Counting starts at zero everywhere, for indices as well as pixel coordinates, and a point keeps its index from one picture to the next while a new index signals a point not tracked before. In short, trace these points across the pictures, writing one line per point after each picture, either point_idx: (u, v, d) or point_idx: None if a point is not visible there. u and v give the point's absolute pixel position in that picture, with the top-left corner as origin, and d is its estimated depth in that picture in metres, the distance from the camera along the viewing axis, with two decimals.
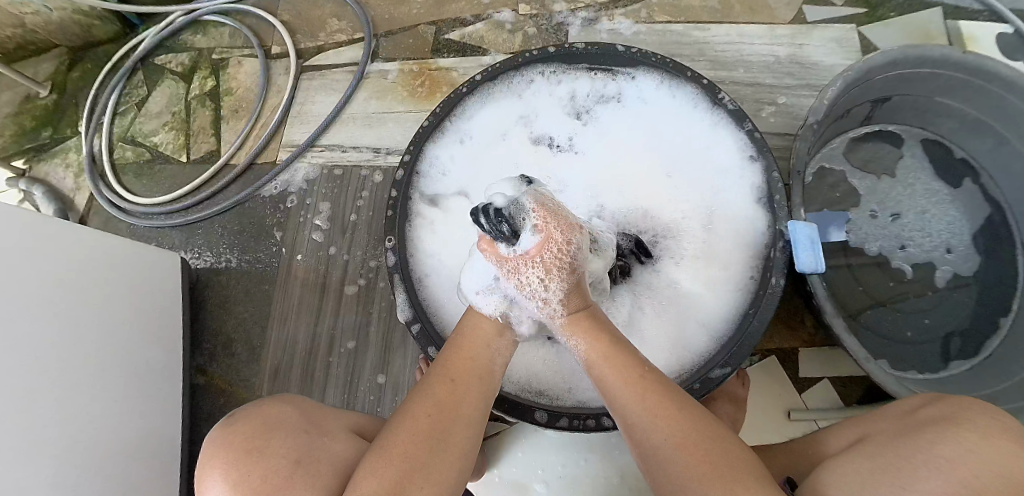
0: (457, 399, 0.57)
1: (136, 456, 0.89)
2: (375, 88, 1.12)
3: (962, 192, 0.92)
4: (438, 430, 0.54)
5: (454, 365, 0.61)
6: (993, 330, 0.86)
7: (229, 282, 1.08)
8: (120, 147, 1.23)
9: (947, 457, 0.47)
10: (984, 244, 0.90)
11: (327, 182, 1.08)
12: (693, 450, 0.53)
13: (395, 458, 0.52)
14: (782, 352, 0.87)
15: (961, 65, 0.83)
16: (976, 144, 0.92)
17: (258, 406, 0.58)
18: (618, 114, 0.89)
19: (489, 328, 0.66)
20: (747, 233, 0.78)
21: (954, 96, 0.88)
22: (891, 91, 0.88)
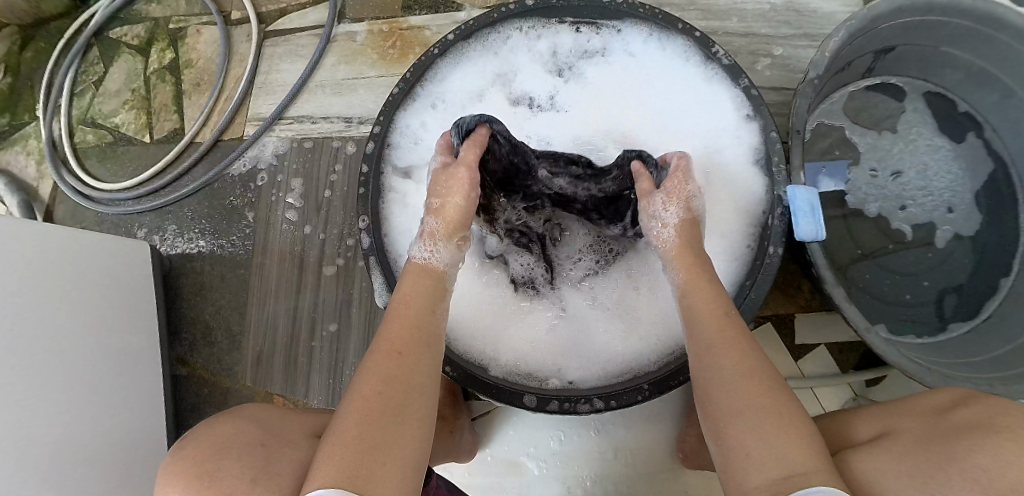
0: (404, 371, 0.53)
1: (128, 457, 0.87)
2: (343, 52, 1.05)
3: (964, 147, 0.87)
4: (388, 406, 0.51)
5: (398, 330, 0.56)
6: (992, 293, 0.82)
7: (204, 269, 1.04)
8: (81, 131, 1.16)
9: (983, 465, 0.46)
10: (986, 200, 0.86)
11: (299, 156, 1.02)
12: (770, 392, 0.51)
13: (350, 444, 0.48)
14: (778, 318, 0.84)
15: (970, 13, 0.76)
16: (980, 97, 0.86)
17: (210, 428, 0.57)
18: (604, 70, 0.82)
19: (430, 290, 0.61)
20: (744, 197, 0.74)
21: (961, 46, 0.82)
22: (894, 41, 0.82)
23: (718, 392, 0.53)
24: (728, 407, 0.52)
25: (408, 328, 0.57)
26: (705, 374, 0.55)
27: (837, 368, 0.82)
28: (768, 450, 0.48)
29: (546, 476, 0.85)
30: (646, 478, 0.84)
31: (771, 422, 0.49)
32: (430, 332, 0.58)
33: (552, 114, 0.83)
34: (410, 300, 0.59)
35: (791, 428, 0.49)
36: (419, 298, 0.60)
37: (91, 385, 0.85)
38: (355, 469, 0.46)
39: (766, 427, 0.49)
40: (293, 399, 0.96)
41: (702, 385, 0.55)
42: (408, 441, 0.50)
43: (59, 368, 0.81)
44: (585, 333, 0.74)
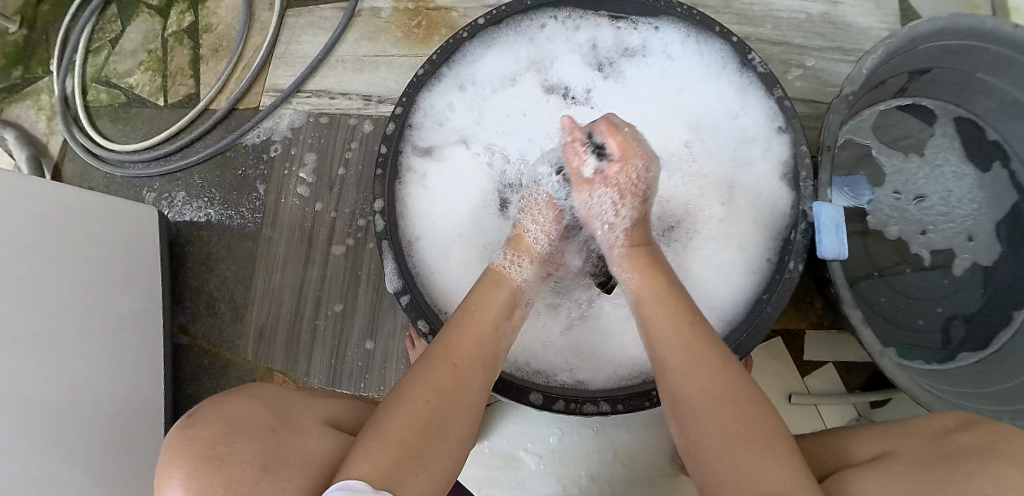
0: (461, 385, 0.54)
1: (124, 424, 0.87)
2: (367, 28, 1.03)
3: (990, 176, 0.86)
4: (438, 417, 0.51)
5: (462, 343, 0.57)
6: (1005, 323, 0.82)
7: (211, 239, 1.03)
8: (94, 89, 1.15)
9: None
10: (1007, 232, 0.85)
11: (314, 131, 1.01)
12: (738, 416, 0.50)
13: (392, 440, 0.48)
14: (787, 333, 0.83)
15: (1011, 41, 0.75)
16: (1011, 128, 0.85)
17: (220, 403, 0.56)
18: (643, 71, 0.81)
19: (499, 306, 0.61)
20: (769, 210, 0.73)
21: (996, 74, 0.81)
22: (932, 63, 0.81)
23: (690, 420, 0.52)
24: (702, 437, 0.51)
25: (473, 341, 0.57)
26: (672, 400, 0.54)
27: (843, 388, 0.82)
28: (746, 481, 0.47)
29: (543, 473, 0.85)
30: (643, 481, 0.84)
31: (746, 452, 0.49)
32: (492, 351, 0.58)
33: (586, 109, 0.81)
34: (479, 313, 0.60)
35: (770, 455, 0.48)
36: (485, 310, 0.60)
37: (92, 349, 0.84)
38: (393, 466, 0.46)
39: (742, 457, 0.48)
40: (294, 377, 0.95)
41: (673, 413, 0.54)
42: (443, 463, 0.50)
43: (62, 331, 0.80)
44: (598, 335, 0.73)
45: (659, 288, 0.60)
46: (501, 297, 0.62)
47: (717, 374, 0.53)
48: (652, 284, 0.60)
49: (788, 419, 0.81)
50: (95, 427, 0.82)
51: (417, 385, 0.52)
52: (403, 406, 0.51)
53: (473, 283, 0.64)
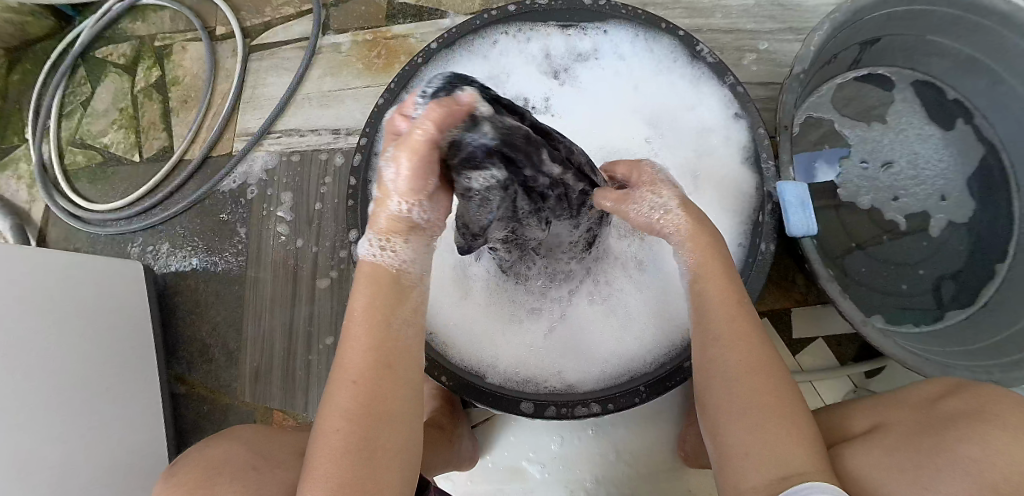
0: (378, 398, 0.50)
1: (129, 479, 0.87)
2: (329, 63, 1.05)
3: (954, 134, 0.87)
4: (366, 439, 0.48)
5: (361, 354, 0.50)
6: (988, 277, 0.82)
7: (198, 286, 1.04)
8: (70, 152, 1.16)
9: (975, 457, 0.46)
10: (978, 187, 0.86)
11: (288, 170, 1.02)
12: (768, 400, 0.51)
13: (328, 479, 0.47)
14: (774, 314, 0.83)
15: (955, 1, 0.77)
16: (969, 86, 0.86)
17: (201, 453, 0.56)
18: (596, 73, 0.82)
19: (387, 291, 0.52)
20: (736, 195, 0.74)
21: (946, 34, 0.82)
22: (882, 31, 0.82)
23: (722, 390, 0.53)
24: (732, 409, 0.52)
25: (376, 346, 0.51)
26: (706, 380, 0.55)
27: (834, 362, 0.82)
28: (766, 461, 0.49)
29: (549, 481, 0.85)
30: (648, 478, 0.84)
31: (776, 424, 0.50)
32: (402, 345, 0.52)
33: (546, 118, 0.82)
34: (367, 311, 0.51)
35: (796, 430, 0.50)
36: (384, 304, 0.52)
37: (93, 408, 0.85)
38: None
39: (771, 429, 0.50)
40: (294, 414, 0.95)
41: (703, 383, 0.55)
42: (388, 476, 0.49)
43: (61, 393, 0.81)
44: (583, 337, 0.74)
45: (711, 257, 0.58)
46: (389, 281, 0.52)
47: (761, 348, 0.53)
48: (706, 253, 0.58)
49: None
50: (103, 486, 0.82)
51: (334, 413, 0.49)
52: (327, 440, 0.49)
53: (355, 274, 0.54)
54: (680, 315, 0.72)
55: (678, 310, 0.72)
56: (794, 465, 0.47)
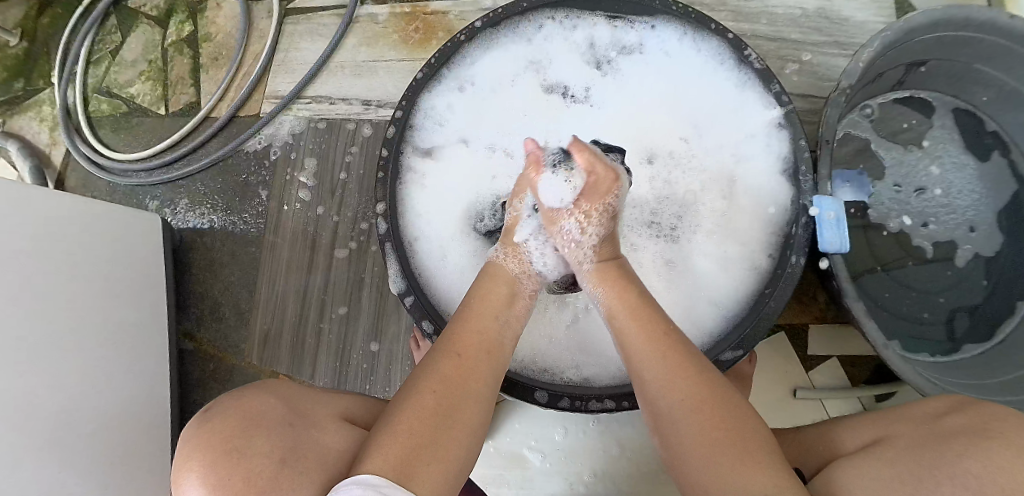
0: (468, 376, 0.54)
1: (130, 428, 0.87)
2: (365, 33, 1.04)
3: (989, 165, 0.86)
4: (445, 407, 0.51)
5: (467, 334, 0.57)
6: (1009, 314, 0.82)
7: (215, 245, 1.03)
8: (96, 100, 1.16)
9: (972, 473, 0.46)
10: (1008, 221, 0.85)
11: (314, 137, 1.01)
12: (722, 429, 0.50)
13: (398, 434, 0.48)
14: (792, 328, 0.83)
15: (1007, 31, 0.75)
16: (1010, 117, 0.85)
17: (234, 399, 0.55)
18: (639, 69, 0.82)
19: (501, 297, 0.62)
20: (767, 206, 0.73)
21: (994, 64, 0.81)
22: (929, 55, 0.81)
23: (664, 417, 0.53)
24: (675, 429, 0.52)
25: (477, 332, 0.58)
26: (654, 414, 0.54)
27: (846, 381, 0.82)
28: (736, 487, 0.47)
29: (550, 471, 0.86)
30: (650, 478, 0.84)
31: (723, 443, 0.50)
32: (498, 343, 0.58)
33: (585, 107, 0.82)
34: (479, 308, 0.60)
35: (757, 454, 0.49)
36: (499, 298, 0.62)
37: (97, 358, 0.85)
38: (401, 455, 0.46)
39: (727, 450, 0.49)
40: (300, 381, 0.95)
41: (654, 421, 0.54)
42: (456, 451, 0.50)
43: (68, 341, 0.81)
44: (602, 333, 0.73)
45: (627, 300, 0.60)
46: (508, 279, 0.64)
47: (699, 381, 0.53)
48: (621, 297, 0.61)
49: (794, 413, 0.81)
50: (104, 437, 0.82)
51: (422, 378, 0.53)
52: (412, 399, 0.51)
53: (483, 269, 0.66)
54: (703, 320, 0.72)
55: (701, 316, 0.72)
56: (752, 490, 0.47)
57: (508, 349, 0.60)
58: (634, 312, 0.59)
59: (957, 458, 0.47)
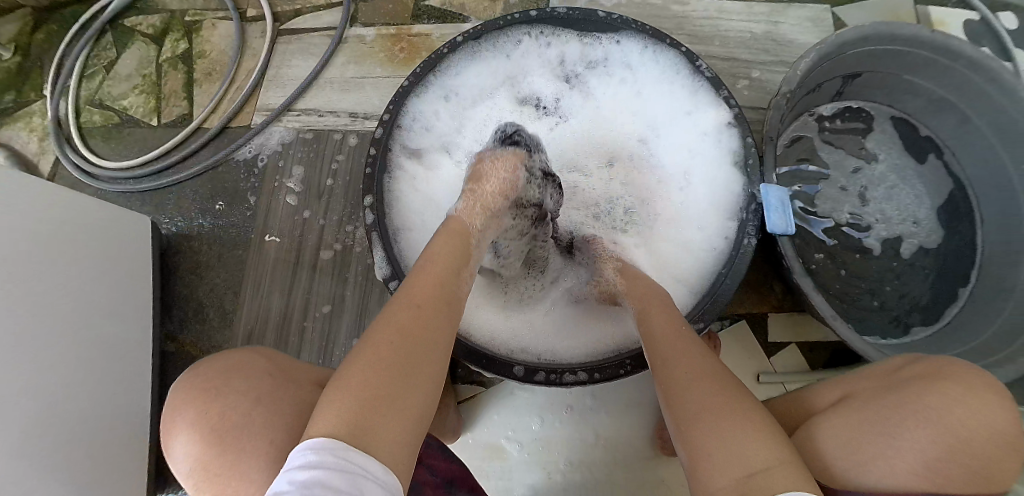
0: (424, 324, 0.55)
1: (99, 420, 0.88)
2: (353, 52, 1.11)
3: (927, 167, 0.96)
4: (404, 357, 0.52)
5: (422, 285, 0.58)
6: (953, 298, 0.90)
7: (202, 247, 1.07)
8: (88, 111, 1.21)
9: (936, 407, 0.51)
10: (946, 219, 0.94)
11: (303, 146, 1.07)
12: (735, 398, 0.53)
13: (347, 389, 0.49)
14: (753, 317, 0.90)
15: (929, 44, 0.86)
16: (939, 123, 0.96)
17: (221, 353, 0.60)
18: (606, 81, 0.92)
19: (456, 252, 0.63)
20: (723, 195, 0.82)
21: (922, 75, 0.91)
22: (862, 67, 0.91)
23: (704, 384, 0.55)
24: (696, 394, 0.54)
25: (429, 282, 0.59)
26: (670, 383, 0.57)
27: (804, 365, 0.88)
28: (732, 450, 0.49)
29: (528, 461, 0.89)
30: (624, 464, 0.88)
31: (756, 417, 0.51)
32: (447, 294, 0.59)
33: (555, 118, 0.93)
34: (441, 255, 0.62)
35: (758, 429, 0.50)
36: (449, 254, 0.62)
37: (73, 349, 0.87)
38: (357, 413, 0.47)
39: (733, 417, 0.51)
40: None
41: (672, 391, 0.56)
42: (415, 398, 0.51)
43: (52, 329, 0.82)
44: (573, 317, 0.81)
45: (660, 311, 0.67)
46: (460, 234, 0.65)
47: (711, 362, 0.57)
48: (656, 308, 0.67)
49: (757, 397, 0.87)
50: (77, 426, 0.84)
51: (373, 334, 0.53)
52: (368, 351, 0.51)
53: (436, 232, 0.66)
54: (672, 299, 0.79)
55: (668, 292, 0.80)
56: (751, 462, 0.47)
57: (459, 304, 0.61)
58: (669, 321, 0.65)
59: (916, 399, 0.52)
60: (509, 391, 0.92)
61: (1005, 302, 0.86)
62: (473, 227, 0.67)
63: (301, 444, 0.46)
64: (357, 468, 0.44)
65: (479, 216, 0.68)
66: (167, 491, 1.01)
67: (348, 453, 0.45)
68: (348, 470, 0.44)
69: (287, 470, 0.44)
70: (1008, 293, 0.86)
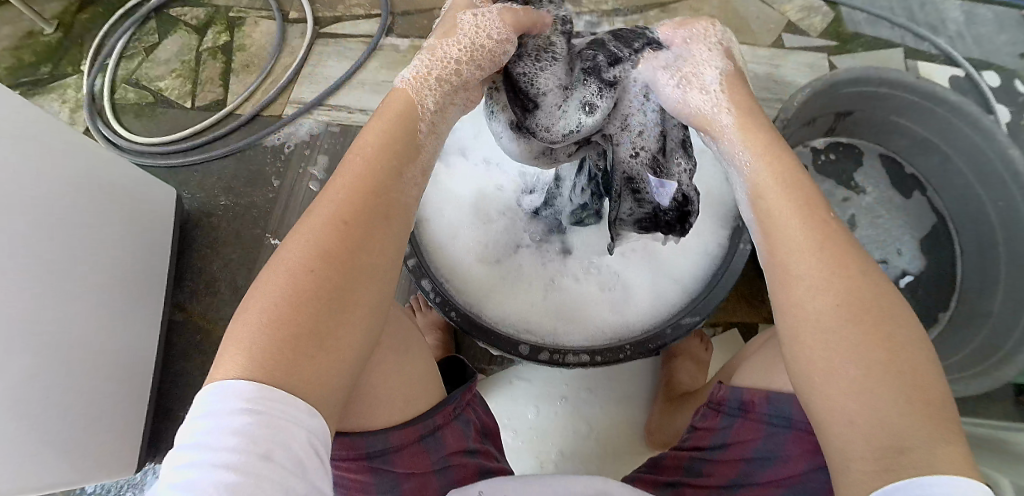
0: (354, 249, 0.49)
1: (100, 376, 0.90)
2: (387, 59, 1.20)
3: (912, 202, 1.09)
4: (328, 288, 0.47)
5: (356, 188, 0.50)
6: (933, 325, 1.01)
7: (220, 224, 1.13)
8: (123, 89, 1.25)
9: None
10: (927, 247, 1.07)
11: (331, 138, 1.15)
12: (876, 338, 0.49)
13: (257, 323, 0.45)
14: (744, 325, 0.99)
15: (914, 90, 0.95)
16: (922, 161, 1.07)
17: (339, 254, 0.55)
18: None
19: (394, 139, 0.53)
20: (719, 205, 0.88)
21: (909, 117, 1.01)
22: (852, 108, 1.02)
23: (805, 327, 0.51)
24: (800, 329, 0.51)
25: (360, 179, 0.51)
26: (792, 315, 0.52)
27: None
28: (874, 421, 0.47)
29: (521, 450, 0.94)
30: (613, 455, 0.95)
31: (873, 358, 0.48)
32: (385, 189, 0.52)
33: None
34: (381, 148, 0.53)
35: (911, 391, 0.47)
36: (386, 144, 0.53)
37: (96, 303, 0.89)
38: (278, 355, 0.44)
39: (871, 380, 0.48)
40: None
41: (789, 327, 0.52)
42: (348, 337, 0.48)
43: (79, 286, 0.86)
44: (573, 306, 0.85)
45: (779, 172, 0.56)
46: (403, 115, 0.55)
47: (837, 251, 0.51)
48: (775, 169, 0.56)
49: None
50: (86, 386, 0.87)
51: (290, 250, 0.48)
52: (279, 276, 0.47)
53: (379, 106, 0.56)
54: (668, 298, 0.85)
55: (666, 292, 0.85)
56: (904, 437, 0.45)
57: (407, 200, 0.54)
58: (789, 195, 0.54)
59: None
60: (507, 382, 0.98)
61: (982, 325, 0.95)
62: (420, 107, 0.56)
63: (214, 387, 0.44)
64: (276, 412, 0.43)
65: (431, 90, 0.57)
66: (156, 460, 1.03)
67: (273, 393, 0.43)
68: (267, 417, 0.43)
69: (203, 419, 0.43)
70: (985, 316, 0.96)
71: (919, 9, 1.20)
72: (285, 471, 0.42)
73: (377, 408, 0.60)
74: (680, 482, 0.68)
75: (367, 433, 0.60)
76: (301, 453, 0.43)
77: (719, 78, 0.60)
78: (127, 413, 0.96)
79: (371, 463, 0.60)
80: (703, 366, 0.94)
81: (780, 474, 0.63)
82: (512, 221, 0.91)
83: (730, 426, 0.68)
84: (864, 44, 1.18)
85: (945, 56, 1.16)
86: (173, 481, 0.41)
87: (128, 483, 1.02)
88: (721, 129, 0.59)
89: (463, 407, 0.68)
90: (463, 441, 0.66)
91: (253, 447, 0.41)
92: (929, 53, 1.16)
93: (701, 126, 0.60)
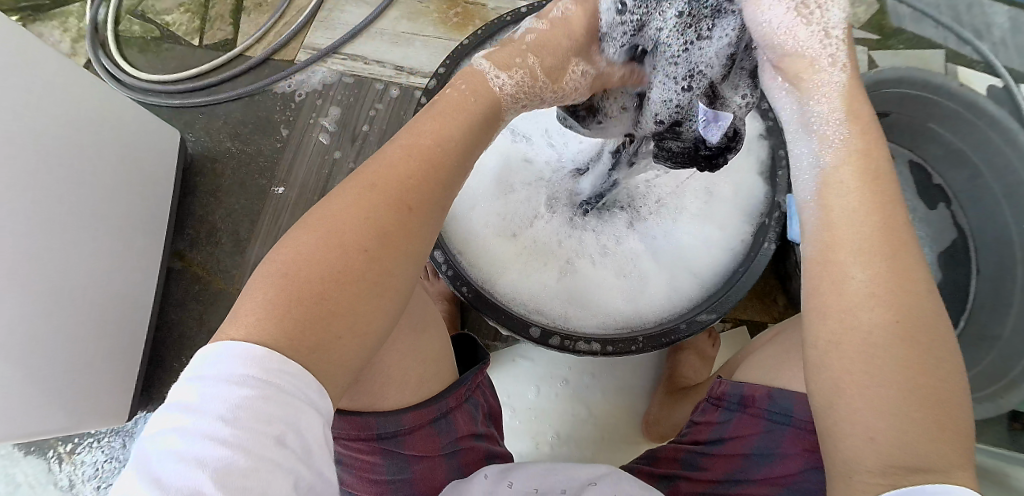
0: (407, 230, 0.44)
1: (97, 328, 0.87)
2: (408, 9, 1.13)
3: (935, 213, 1.04)
4: (365, 266, 0.42)
5: (415, 161, 0.45)
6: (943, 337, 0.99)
7: (224, 173, 1.08)
8: (127, 20, 1.18)
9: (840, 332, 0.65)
10: (945, 261, 1.03)
11: (344, 90, 1.10)
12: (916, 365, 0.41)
13: (284, 280, 0.40)
14: (753, 323, 0.96)
15: (956, 97, 0.88)
16: (952, 175, 1.01)
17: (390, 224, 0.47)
18: None
19: (469, 121, 0.48)
20: (746, 198, 0.84)
21: (944, 126, 0.95)
22: (892, 108, 0.96)
23: (850, 336, 0.42)
24: (841, 341, 0.42)
25: (424, 152, 0.45)
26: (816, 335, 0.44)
27: None
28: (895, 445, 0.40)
29: (518, 430, 0.92)
30: (612, 442, 0.93)
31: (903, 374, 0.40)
32: (450, 171, 0.46)
33: None
34: (448, 127, 0.47)
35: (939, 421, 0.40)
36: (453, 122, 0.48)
37: (96, 256, 0.85)
38: (297, 325, 0.39)
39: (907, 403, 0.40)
40: None
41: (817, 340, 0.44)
42: (377, 323, 0.43)
43: (80, 237, 0.82)
44: (588, 290, 0.81)
45: (866, 163, 0.45)
46: (479, 96, 0.50)
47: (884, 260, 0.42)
48: (860, 163, 0.45)
49: None
50: (82, 339, 0.84)
51: (334, 215, 0.43)
52: (322, 237, 0.42)
53: (451, 81, 0.51)
54: (685, 289, 0.81)
55: (683, 284, 0.82)
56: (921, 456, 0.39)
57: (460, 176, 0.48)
58: (871, 195, 0.44)
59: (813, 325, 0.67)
60: (509, 359, 0.95)
61: (990, 347, 0.92)
62: (496, 88, 0.51)
63: (228, 347, 0.38)
64: (285, 385, 0.38)
65: (513, 71, 0.52)
66: (148, 410, 1.01)
67: (292, 369, 0.38)
68: (272, 390, 0.37)
69: (211, 381, 0.37)
70: (994, 339, 0.92)
71: (965, 10, 1.12)
72: (289, 455, 0.37)
73: (389, 389, 0.57)
74: (677, 475, 0.65)
75: (379, 415, 0.56)
76: (307, 436, 0.38)
77: (842, 21, 0.48)
78: (124, 365, 0.94)
79: (382, 444, 0.57)
80: (707, 361, 0.92)
81: (777, 473, 0.59)
82: (529, 193, 0.87)
83: (729, 421, 0.66)
84: (905, 41, 1.10)
85: (985, 62, 1.08)
86: (168, 447, 0.35)
87: (119, 431, 1.01)
88: (821, 81, 0.48)
89: (474, 390, 0.66)
90: (472, 425, 0.64)
91: (266, 427, 0.36)
92: (969, 59, 1.09)
93: (797, 72, 0.49)
